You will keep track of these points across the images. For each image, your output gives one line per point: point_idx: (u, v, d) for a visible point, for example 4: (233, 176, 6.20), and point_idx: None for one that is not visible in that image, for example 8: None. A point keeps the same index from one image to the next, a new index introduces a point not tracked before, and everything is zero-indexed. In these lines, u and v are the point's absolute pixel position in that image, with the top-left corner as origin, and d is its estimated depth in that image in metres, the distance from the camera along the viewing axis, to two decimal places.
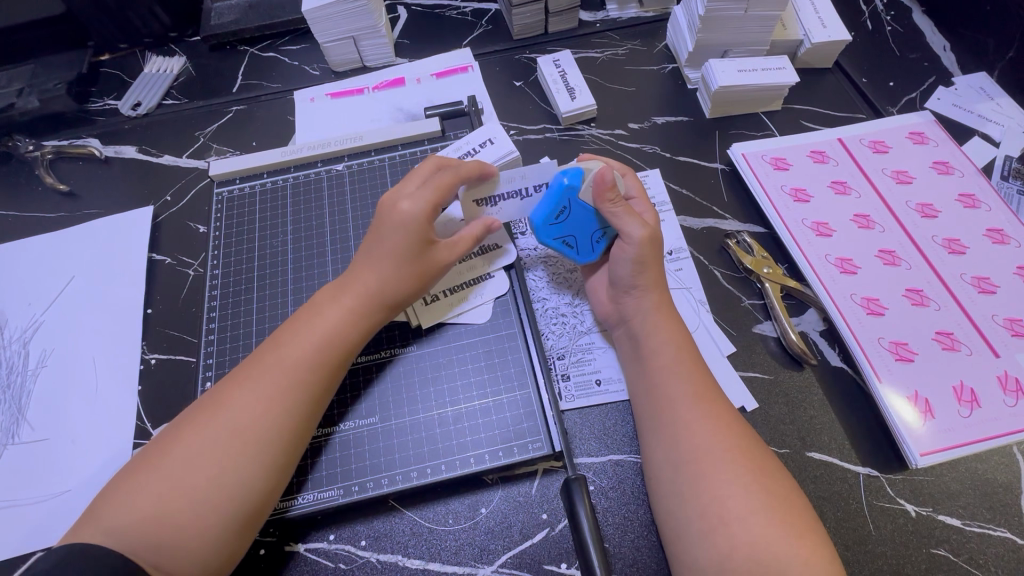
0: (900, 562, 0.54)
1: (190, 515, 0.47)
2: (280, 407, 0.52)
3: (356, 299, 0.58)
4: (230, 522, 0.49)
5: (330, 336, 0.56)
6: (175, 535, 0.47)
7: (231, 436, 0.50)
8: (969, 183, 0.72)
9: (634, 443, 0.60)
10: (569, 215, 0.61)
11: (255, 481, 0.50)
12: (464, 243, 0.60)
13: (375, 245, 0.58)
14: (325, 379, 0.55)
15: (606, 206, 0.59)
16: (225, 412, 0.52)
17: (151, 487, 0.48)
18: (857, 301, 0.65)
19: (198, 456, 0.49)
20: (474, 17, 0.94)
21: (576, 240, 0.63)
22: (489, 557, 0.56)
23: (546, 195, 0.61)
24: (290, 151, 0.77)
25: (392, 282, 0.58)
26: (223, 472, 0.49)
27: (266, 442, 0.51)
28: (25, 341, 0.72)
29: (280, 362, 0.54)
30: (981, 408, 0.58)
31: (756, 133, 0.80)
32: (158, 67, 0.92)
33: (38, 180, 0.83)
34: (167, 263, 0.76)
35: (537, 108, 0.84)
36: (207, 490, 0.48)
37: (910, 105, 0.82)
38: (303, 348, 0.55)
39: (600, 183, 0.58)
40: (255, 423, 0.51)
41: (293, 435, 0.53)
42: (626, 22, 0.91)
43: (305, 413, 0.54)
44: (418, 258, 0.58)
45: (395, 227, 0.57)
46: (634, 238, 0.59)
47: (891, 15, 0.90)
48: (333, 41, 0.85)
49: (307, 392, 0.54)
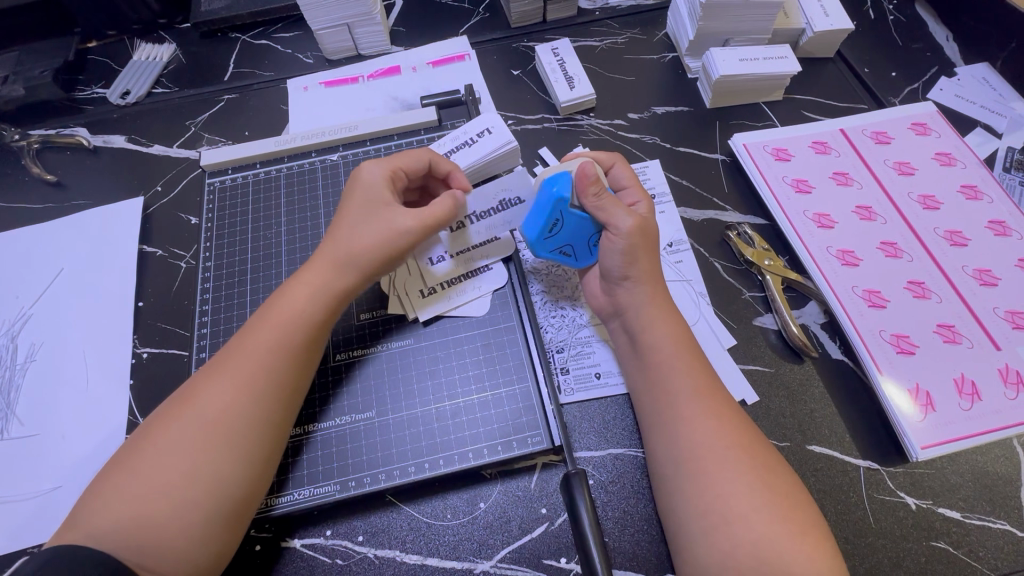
0: (900, 554, 0.54)
1: (170, 513, 0.47)
2: (251, 395, 0.51)
3: (324, 284, 0.57)
4: (212, 515, 0.48)
5: (298, 322, 0.55)
6: (157, 534, 0.46)
7: (202, 429, 0.49)
8: (971, 174, 0.72)
9: (634, 437, 0.60)
10: (562, 226, 0.60)
11: (233, 470, 0.49)
12: (435, 212, 0.58)
13: (341, 225, 0.59)
14: (295, 364, 0.54)
15: (591, 201, 0.58)
16: (195, 405, 0.51)
17: (127, 487, 0.47)
18: (859, 294, 0.64)
19: (171, 451, 0.49)
20: (472, 4, 0.93)
21: (573, 247, 0.62)
22: (487, 552, 0.55)
23: (537, 210, 0.61)
24: (283, 141, 0.75)
25: (352, 253, 0.57)
26: (198, 465, 0.48)
27: (239, 432, 0.50)
28: (13, 334, 0.71)
29: (247, 351, 0.53)
30: (982, 401, 0.58)
31: (758, 124, 0.79)
32: (148, 55, 0.90)
33: (24, 170, 0.81)
34: (158, 255, 0.75)
35: (536, 98, 0.83)
36: (184, 485, 0.48)
37: (911, 96, 0.81)
38: (270, 335, 0.54)
39: (583, 180, 0.58)
40: (224, 413, 0.50)
41: (267, 423, 0.52)
42: (626, 10, 0.90)
43: (279, 398, 0.53)
44: (383, 228, 0.58)
45: (356, 194, 0.60)
46: (622, 229, 0.58)
47: (894, 5, 0.89)
48: (326, 29, 0.83)
49: (277, 377, 0.53)
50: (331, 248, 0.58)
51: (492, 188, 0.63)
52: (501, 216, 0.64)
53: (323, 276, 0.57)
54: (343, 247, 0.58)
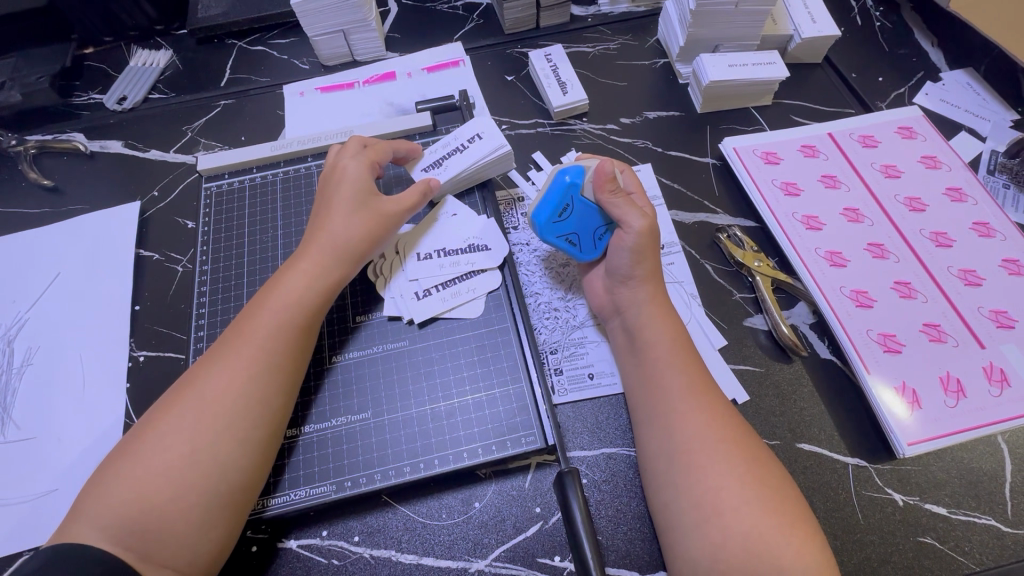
0: (888, 550, 0.55)
1: (170, 497, 0.48)
2: (248, 379, 0.53)
3: (320, 272, 0.60)
4: (210, 499, 0.49)
5: (295, 308, 0.58)
6: (158, 517, 0.47)
7: (201, 411, 0.51)
8: (956, 176, 0.73)
9: (627, 436, 0.61)
10: (573, 212, 0.62)
11: (231, 453, 0.51)
12: (414, 203, 0.65)
13: (328, 210, 0.63)
14: (292, 349, 0.56)
15: (607, 195, 0.61)
16: (196, 390, 0.53)
17: (129, 472, 0.49)
18: (847, 294, 0.65)
19: (170, 435, 0.50)
20: (466, 11, 0.94)
21: (579, 236, 0.63)
22: (482, 551, 0.56)
23: (548, 195, 0.62)
24: (280, 146, 0.76)
25: (343, 237, 0.61)
26: (196, 448, 0.50)
27: (235, 416, 0.52)
28: (9, 338, 0.71)
29: (245, 337, 0.55)
30: (967, 398, 0.59)
31: (748, 128, 0.81)
32: (145, 61, 0.90)
33: (21, 175, 0.82)
34: (155, 259, 0.75)
35: (530, 103, 0.84)
36: (183, 468, 0.49)
37: (898, 100, 0.83)
38: (265, 321, 0.56)
39: (601, 175, 0.61)
40: (223, 396, 0.52)
41: (263, 407, 0.53)
42: (617, 17, 0.91)
43: (277, 383, 0.54)
44: (374, 217, 0.63)
45: (342, 182, 0.63)
46: (634, 228, 0.60)
47: (880, 12, 0.91)
48: (322, 35, 0.84)
49: (273, 362, 0.55)
50: (321, 234, 0.61)
51: (464, 232, 0.69)
52: (467, 256, 0.67)
53: (318, 263, 0.60)
54: (335, 232, 0.61)
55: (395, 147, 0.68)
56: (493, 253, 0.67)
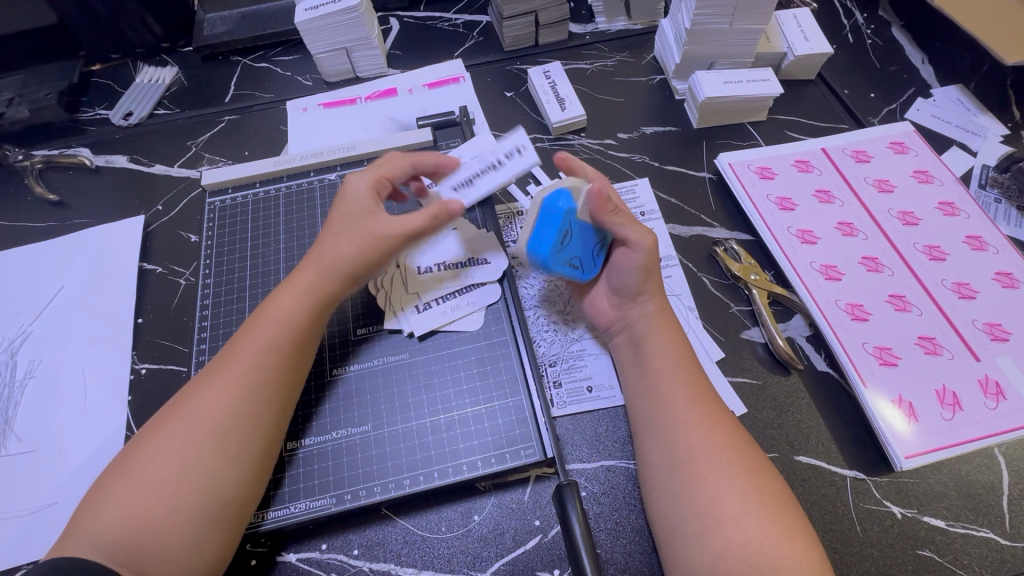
0: (887, 563, 0.55)
1: (163, 512, 0.48)
2: (239, 395, 0.54)
3: (312, 288, 0.60)
4: (203, 515, 0.49)
5: (286, 325, 0.58)
6: (151, 533, 0.48)
7: (192, 428, 0.52)
8: (948, 191, 0.74)
9: (625, 449, 0.61)
10: (572, 237, 0.60)
11: (222, 470, 0.51)
12: (416, 221, 0.60)
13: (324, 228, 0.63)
14: (283, 365, 0.57)
15: (608, 217, 0.60)
16: (187, 406, 0.53)
17: (124, 487, 0.49)
18: (842, 307, 0.66)
19: (163, 452, 0.51)
20: (466, 28, 0.96)
21: (580, 258, 0.62)
22: (482, 565, 0.56)
23: (545, 227, 0.58)
24: (283, 161, 0.77)
25: (336, 254, 0.61)
26: (188, 464, 0.50)
27: (227, 431, 0.52)
28: (12, 351, 0.71)
29: (237, 354, 0.56)
30: (963, 411, 0.60)
31: (743, 142, 0.82)
32: (150, 77, 0.92)
33: (27, 189, 0.83)
34: (158, 272, 0.76)
35: (528, 118, 0.86)
36: (176, 484, 0.49)
37: (890, 116, 0.84)
38: (257, 339, 0.57)
39: (600, 201, 0.58)
40: (217, 413, 0.53)
41: (257, 422, 0.54)
42: (614, 34, 0.93)
43: (267, 400, 0.55)
44: (367, 235, 0.60)
45: (341, 201, 0.63)
46: (634, 242, 0.60)
47: (872, 29, 0.93)
48: (325, 52, 0.86)
49: (264, 378, 0.55)
50: (315, 253, 0.62)
51: (465, 246, 0.70)
52: (467, 268, 0.68)
53: (311, 280, 0.61)
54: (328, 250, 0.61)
55: (413, 160, 0.65)
56: (492, 267, 0.68)
